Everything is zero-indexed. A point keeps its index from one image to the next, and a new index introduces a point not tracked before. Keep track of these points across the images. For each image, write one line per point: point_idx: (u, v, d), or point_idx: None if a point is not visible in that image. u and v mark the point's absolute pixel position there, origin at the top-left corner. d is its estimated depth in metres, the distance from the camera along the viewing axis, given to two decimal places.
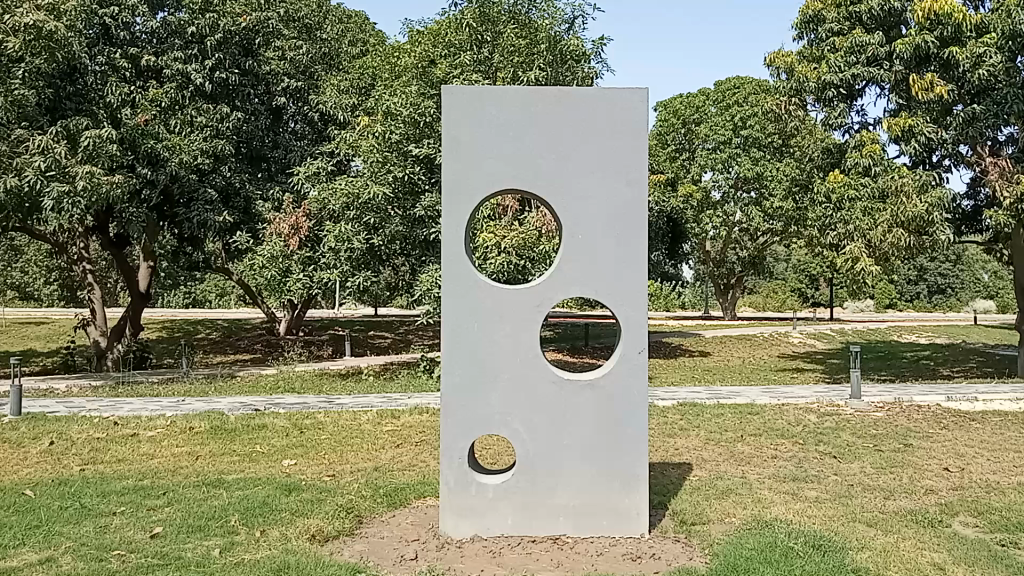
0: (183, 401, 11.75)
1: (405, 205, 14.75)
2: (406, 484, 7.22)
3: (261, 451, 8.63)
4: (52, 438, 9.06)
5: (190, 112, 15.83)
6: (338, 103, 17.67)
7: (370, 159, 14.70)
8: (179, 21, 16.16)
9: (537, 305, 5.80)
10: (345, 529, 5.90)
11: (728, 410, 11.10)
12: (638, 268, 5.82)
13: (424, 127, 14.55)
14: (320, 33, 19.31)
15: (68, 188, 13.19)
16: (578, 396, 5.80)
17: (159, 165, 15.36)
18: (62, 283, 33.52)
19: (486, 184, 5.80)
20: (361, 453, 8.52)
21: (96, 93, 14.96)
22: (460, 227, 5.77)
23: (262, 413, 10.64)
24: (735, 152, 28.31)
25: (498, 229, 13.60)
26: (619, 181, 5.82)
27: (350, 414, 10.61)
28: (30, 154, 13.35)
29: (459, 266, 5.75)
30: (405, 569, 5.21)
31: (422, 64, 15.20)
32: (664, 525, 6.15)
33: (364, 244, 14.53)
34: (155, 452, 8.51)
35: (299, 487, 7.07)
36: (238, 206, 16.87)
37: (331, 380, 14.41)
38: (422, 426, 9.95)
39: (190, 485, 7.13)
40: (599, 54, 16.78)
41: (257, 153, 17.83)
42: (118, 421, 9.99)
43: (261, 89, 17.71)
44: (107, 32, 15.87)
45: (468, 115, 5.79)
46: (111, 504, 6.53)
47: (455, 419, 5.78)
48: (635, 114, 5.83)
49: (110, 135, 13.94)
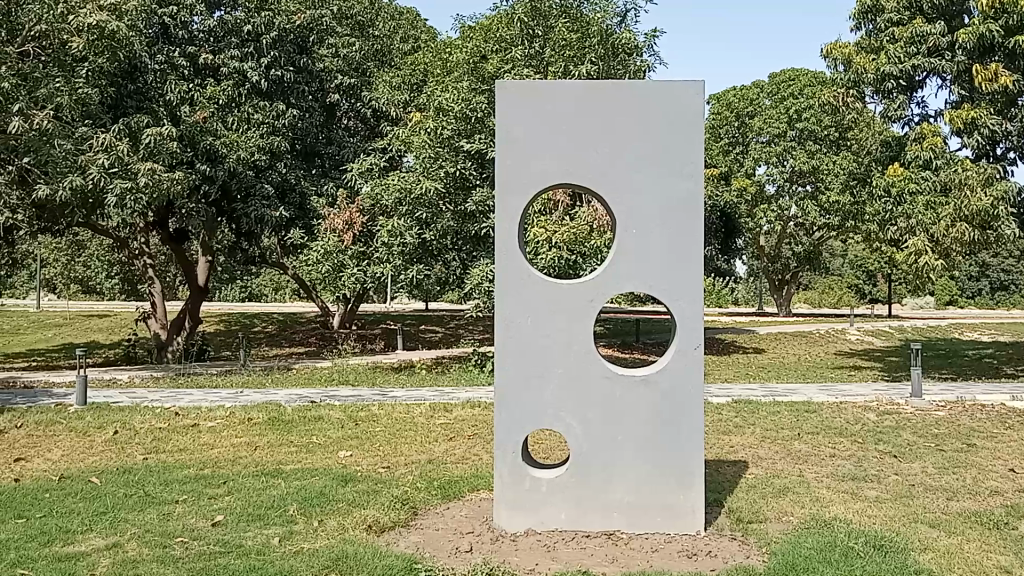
0: (241, 392, 11.95)
1: (456, 200, 14.77)
2: (460, 476, 7.26)
3: (318, 442, 8.76)
4: (116, 427, 9.29)
5: (247, 109, 16.01)
6: (390, 99, 17.63)
7: (422, 154, 14.78)
8: (235, 20, 16.42)
9: (590, 299, 5.76)
10: (400, 521, 5.95)
11: (784, 407, 10.91)
12: (694, 263, 5.74)
13: (476, 122, 14.61)
14: (371, 29, 19.18)
15: (131, 185, 13.76)
16: (632, 392, 5.76)
17: (218, 162, 15.78)
18: (123, 277, 34.42)
19: (539, 181, 5.80)
20: (415, 446, 8.58)
21: (155, 91, 15.60)
22: (513, 223, 5.78)
23: (318, 405, 10.81)
24: (790, 145, 27.86)
25: (549, 223, 13.56)
26: (675, 175, 5.75)
27: (404, 406, 10.71)
28: (95, 151, 13.95)
29: (513, 261, 5.77)
30: (461, 562, 5.23)
31: (473, 59, 15.26)
32: (720, 522, 6.09)
33: (416, 239, 14.68)
34: (215, 442, 8.69)
35: (355, 478, 7.16)
36: (293, 201, 17.00)
37: (384, 373, 14.55)
38: (474, 419, 9.99)
39: (250, 475, 7.27)
40: (651, 47, 16.58)
41: (312, 149, 17.81)
42: (179, 411, 10.22)
43: (315, 87, 17.82)
44: (166, 31, 16.22)
45: (523, 107, 5.79)
46: (174, 493, 6.67)
47: (509, 412, 5.80)
48: (691, 105, 5.76)
49: (171, 134, 14.50)
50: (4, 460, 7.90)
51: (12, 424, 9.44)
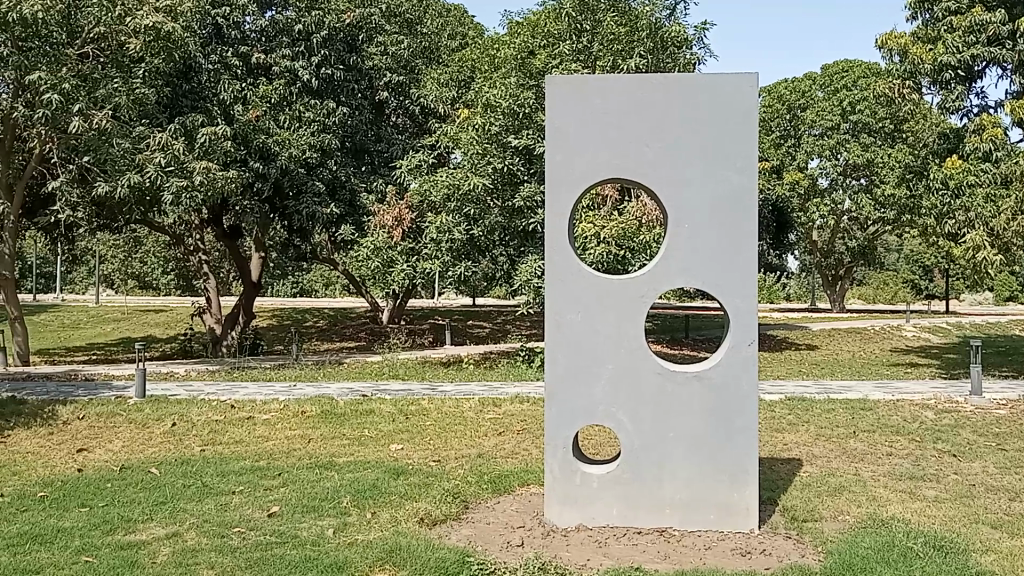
0: (294, 386, 12.14)
1: (505, 195, 14.81)
2: (510, 471, 7.27)
3: (370, 435, 8.86)
4: (174, 419, 9.51)
5: (298, 108, 16.36)
6: (438, 96, 17.68)
7: (470, 150, 14.81)
8: (286, 19, 16.69)
9: (641, 295, 5.72)
10: (452, 514, 5.98)
11: (839, 405, 10.71)
12: (747, 258, 5.66)
13: (524, 118, 14.58)
14: (420, 26, 19.26)
15: (186, 184, 13.95)
16: (684, 388, 5.71)
17: (270, 159, 16.03)
18: (179, 274, 35.21)
19: (589, 176, 5.77)
20: (466, 440, 8.62)
21: (209, 90, 15.90)
22: (563, 218, 5.77)
23: (369, 398, 10.94)
24: (843, 138, 27.36)
25: (597, 218, 13.48)
26: (728, 169, 5.68)
27: (454, 401, 10.76)
28: (151, 150, 14.16)
29: (563, 257, 5.76)
30: (513, 556, 5.24)
31: (521, 55, 15.20)
32: (774, 521, 6.00)
33: (465, 235, 14.76)
34: (269, 435, 8.84)
35: (407, 471, 7.23)
36: (343, 198, 17.17)
37: (433, 368, 14.63)
38: (523, 414, 10.00)
39: (303, 467, 7.38)
40: (701, 39, 16.43)
41: (361, 146, 17.97)
42: (235, 404, 10.41)
43: (364, 84, 17.97)
44: (219, 32, 16.55)
45: (572, 102, 5.77)
46: (230, 484, 6.81)
47: (559, 408, 5.79)
48: (743, 97, 5.68)
49: (224, 133, 14.78)
50: (68, 450, 8.14)
51: (74, 416, 9.73)
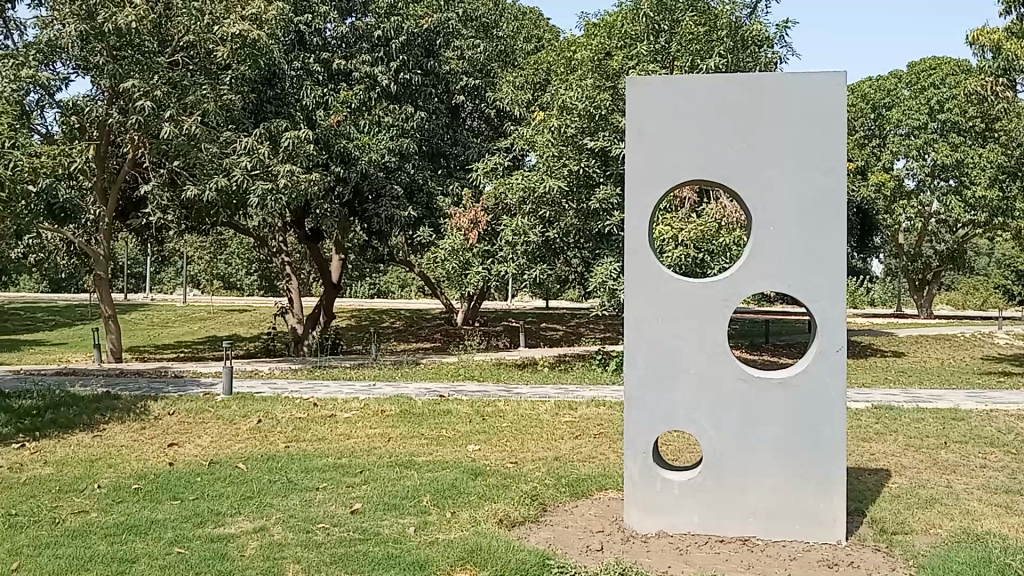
0: (374, 386, 12.36)
1: (580, 197, 14.65)
2: (589, 475, 7.25)
3: (448, 435, 8.94)
4: (259, 416, 9.78)
5: (377, 112, 16.61)
6: (514, 99, 17.81)
7: (546, 153, 14.85)
8: (366, 26, 17.00)
9: (724, 298, 5.63)
10: (531, 516, 5.99)
11: (928, 415, 10.34)
12: (834, 261, 5.52)
13: (600, 120, 14.35)
14: (497, 30, 19.38)
15: (272, 186, 14.39)
16: (768, 394, 5.59)
17: (351, 164, 16.41)
18: (262, 275, 36.17)
19: (670, 177, 5.71)
20: (542, 443, 8.62)
21: (292, 96, 16.31)
22: (644, 220, 5.73)
23: (447, 399, 11.04)
24: (931, 137, 26.52)
25: (675, 221, 13.33)
26: (815, 170, 5.55)
27: (530, 403, 10.79)
28: (238, 154, 14.70)
29: (643, 260, 5.71)
30: (593, 560, 5.22)
31: (599, 56, 15.13)
32: (862, 532, 5.84)
33: (540, 238, 14.86)
34: (351, 433, 9.01)
35: (485, 472, 7.27)
36: (421, 201, 17.42)
37: (508, 370, 14.70)
38: (600, 418, 9.95)
39: (384, 465, 7.49)
40: (783, 37, 16.06)
41: (438, 150, 18.16)
42: (317, 403, 10.64)
43: (441, 88, 18.07)
44: (301, 39, 16.96)
45: (653, 103, 5.73)
46: (314, 480, 6.96)
47: (640, 413, 5.74)
48: (830, 97, 5.54)
49: (307, 136, 15.16)
50: (159, 444, 8.44)
51: (165, 411, 10.09)
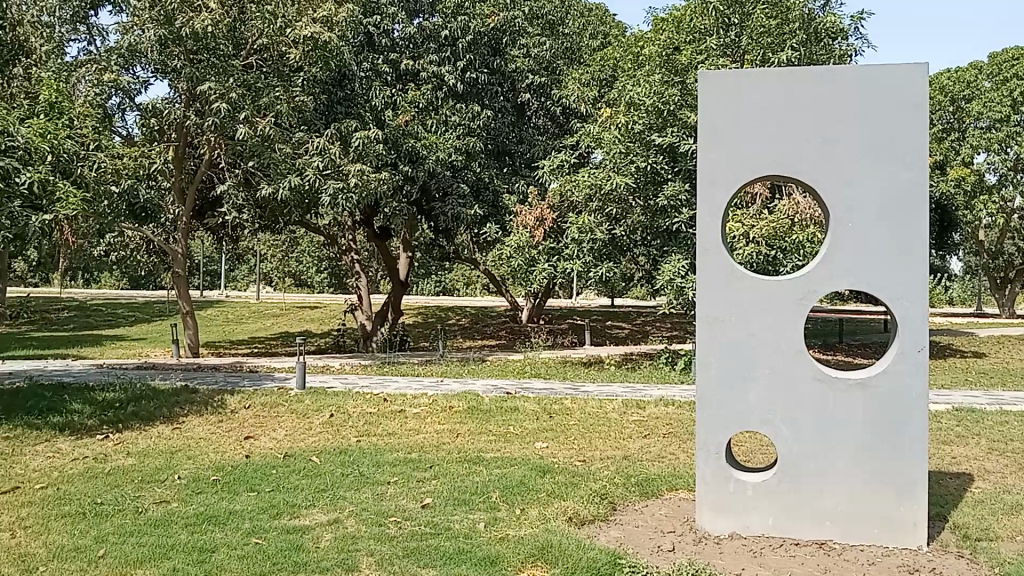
0: (442, 382, 12.49)
1: (648, 193, 14.48)
2: (658, 474, 7.19)
3: (516, 432, 8.97)
4: (331, 410, 9.96)
5: (445, 112, 16.80)
6: (580, 96, 17.59)
7: (613, 150, 14.74)
8: (434, 26, 17.18)
9: (801, 296, 5.53)
10: (600, 515, 5.97)
11: (1013, 418, 9.95)
12: (916, 258, 5.37)
13: (669, 115, 14.14)
14: (563, 28, 19.38)
15: (343, 185, 14.64)
16: (846, 395, 5.47)
17: (418, 163, 16.48)
18: (331, 273, 36.84)
19: (744, 173, 5.62)
20: (611, 441, 8.58)
21: (363, 97, 16.55)
22: (717, 217, 5.65)
23: (514, 396, 11.06)
24: (1014, 130, 25.66)
25: (746, 218, 13.11)
26: (896, 164, 5.39)
27: (597, 401, 10.75)
28: (311, 154, 15.00)
29: (716, 257, 5.64)
30: (665, 560, 5.18)
31: (666, 51, 15.08)
32: (944, 538, 5.66)
33: (607, 235, 14.79)
34: (420, 428, 9.12)
35: (553, 469, 7.26)
36: (487, 199, 17.54)
37: (575, 368, 14.68)
38: (669, 417, 9.85)
39: (453, 460, 7.56)
40: (858, 29, 15.62)
41: (503, 148, 18.14)
42: (387, 398, 10.80)
43: (507, 87, 18.16)
44: (370, 40, 17.25)
45: (726, 96, 5.64)
46: (385, 474, 7.06)
47: (712, 413, 5.67)
48: (910, 89, 5.38)
49: (377, 136, 15.29)
50: (236, 437, 8.68)
51: (241, 405, 10.36)
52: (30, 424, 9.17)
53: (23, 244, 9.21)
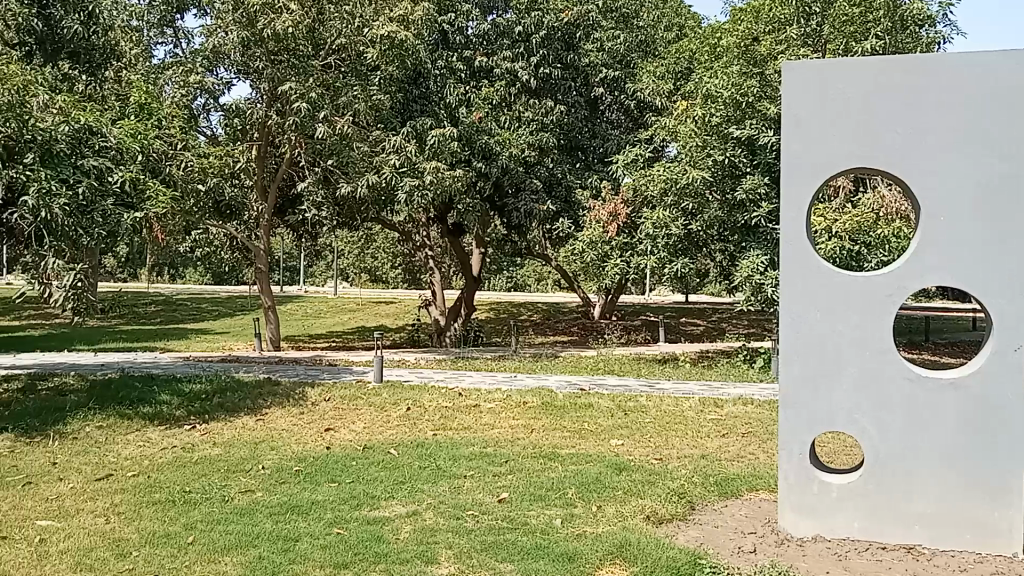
0: (516, 377, 12.53)
1: (725, 187, 14.27)
2: (738, 474, 7.06)
3: (591, 428, 8.93)
4: (408, 404, 10.10)
5: (518, 108, 16.92)
6: (655, 90, 17.47)
7: (689, 143, 14.55)
8: (507, 22, 17.27)
9: (890, 293, 5.35)
10: (679, 514, 5.91)
11: None
12: (1011, 253, 5.15)
13: (747, 107, 13.78)
14: (636, 20, 18.82)
15: (418, 182, 14.80)
16: (938, 396, 5.26)
17: (491, 159, 16.48)
18: (406, 268, 37.32)
19: (829, 166, 5.48)
20: (688, 440, 8.47)
21: (437, 94, 16.71)
22: (801, 212, 5.53)
23: (588, 393, 11.02)
24: None
25: (829, 211, 12.79)
26: (990, 156, 5.18)
27: (674, 399, 10.63)
28: (387, 152, 15.21)
29: (800, 253, 5.52)
30: (746, 562, 5.09)
31: (745, 42, 14.81)
32: None
33: (682, 230, 14.60)
34: (495, 423, 9.16)
35: (630, 467, 7.21)
36: (560, 195, 17.61)
37: (650, 365, 14.54)
38: (748, 417, 9.67)
39: (529, 456, 7.58)
40: (946, 15, 15.05)
41: (576, 143, 18.19)
42: (462, 393, 10.89)
43: (580, 82, 18.11)
44: (445, 38, 17.40)
45: (810, 87, 5.50)
46: (461, 468, 7.12)
47: (796, 412, 5.54)
48: (1006, 77, 5.15)
49: (452, 133, 15.40)
50: (316, 429, 8.87)
51: (321, 397, 10.59)
52: (123, 413, 9.55)
53: (115, 241, 9.56)
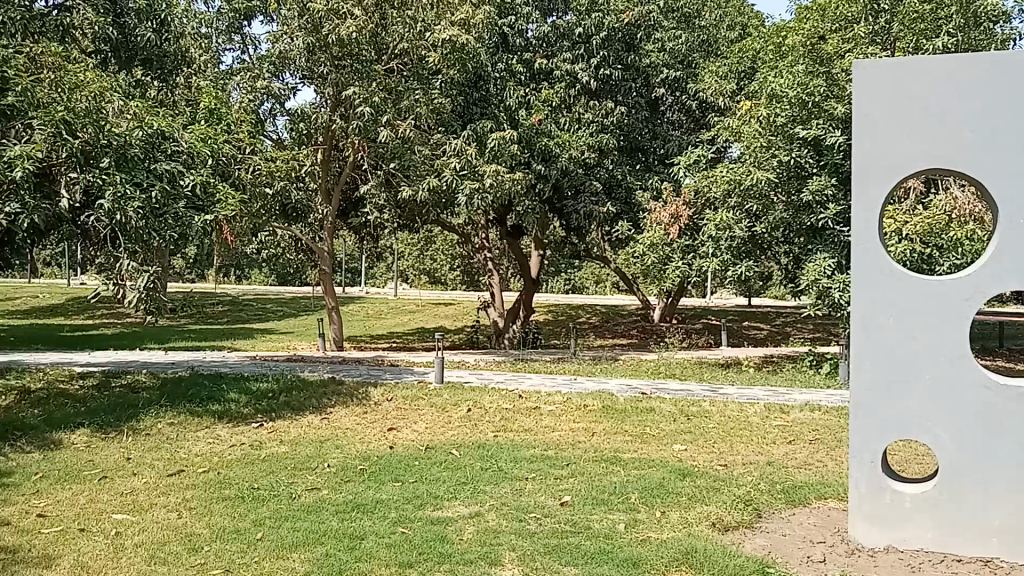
0: (576, 380, 12.48)
1: (791, 188, 13.95)
2: (805, 482, 6.92)
3: (653, 433, 8.85)
4: (469, 405, 10.15)
5: (578, 110, 16.73)
6: (718, 90, 17.21)
7: (754, 144, 14.33)
8: (567, 24, 17.23)
9: (966, 297, 5.18)
10: (745, 521, 5.81)
11: None
12: None
13: (814, 107, 13.40)
14: (699, 20, 18.70)
15: (479, 185, 14.86)
16: (1017, 403, 5.09)
17: (551, 161, 16.48)
18: (464, 270, 37.52)
19: (902, 166, 5.32)
20: (754, 446, 8.34)
21: (497, 97, 16.77)
22: (873, 214, 5.39)
23: (650, 397, 10.92)
24: None
25: (899, 213, 12.45)
26: None
27: (737, 405, 10.47)
28: (448, 155, 15.31)
29: (872, 256, 5.38)
30: (816, 572, 4.98)
31: (811, 41, 14.38)
32: None
33: (746, 232, 14.39)
34: (555, 426, 9.14)
35: (693, 473, 7.12)
36: (620, 197, 17.45)
37: (712, 369, 14.35)
38: (814, 423, 9.47)
39: (591, 459, 7.54)
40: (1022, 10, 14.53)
41: (637, 145, 18.04)
42: (522, 395, 10.89)
43: (640, 82, 17.92)
44: (505, 40, 17.46)
45: (882, 86, 5.35)
46: (523, 470, 7.12)
47: (868, 419, 5.40)
48: None
49: (512, 136, 15.41)
50: (379, 429, 8.97)
51: (383, 397, 10.71)
52: (192, 411, 9.80)
53: (185, 243, 9.80)
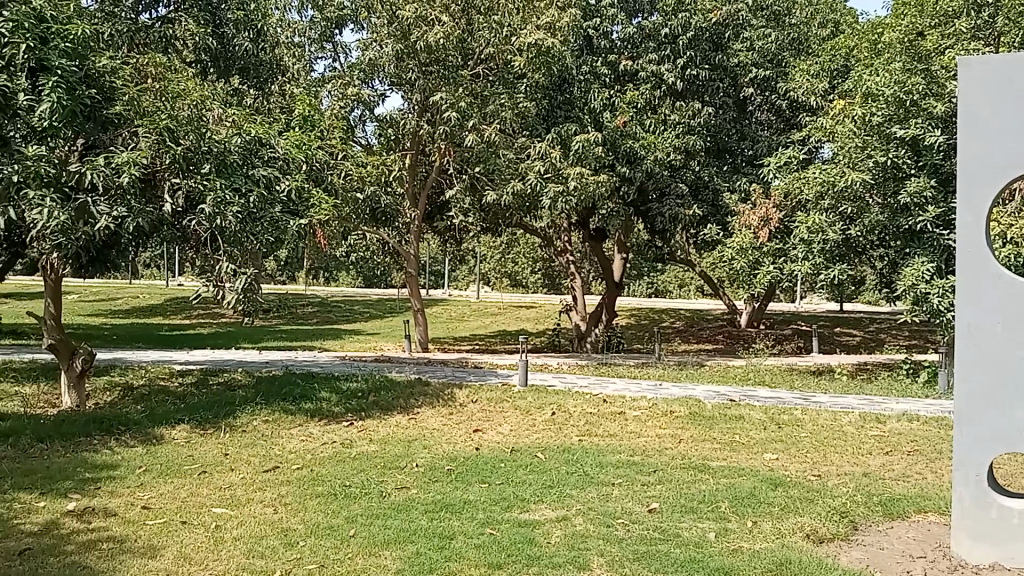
0: (661, 385, 12.34)
1: (887, 190, 13.44)
2: (904, 495, 6.67)
3: (742, 441, 8.68)
4: (553, 409, 10.15)
5: (664, 111, 16.62)
6: (810, 89, 16.79)
7: (848, 145, 13.92)
8: (653, 25, 16.95)
9: None
10: (841, 534, 5.65)
11: None
12: None
13: (912, 106, 12.92)
14: (789, 18, 18.15)
15: (563, 189, 14.86)
16: None
17: (636, 164, 16.34)
18: (546, 273, 37.52)
19: (1011, 167, 5.08)
20: (848, 457, 8.09)
21: (581, 99, 16.71)
22: (978, 217, 5.17)
23: (737, 404, 10.72)
24: None
25: (1004, 216, 11.90)
26: None
27: (830, 413, 10.17)
28: (532, 159, 15.35)
29: (978, 260, 5.17)
30: None
31: (910, 37, 13.85)
32: None
33: (840, 235, 14.00)
34: (641, 431, 9.05)
35: (785, 483, 6.95)
36: (706, 199, 17.17)
37: (802, 376, 13.99)
38: (913, 434, 9.12)
39: (678, 467, 7.44)
40: None
41: (724, 146, 17.83)
42: (607, 399, 10.84)
43: (728, 82, 17.66)
44: (590, 43, 17.52)
45: (988, 82, 5.13)
46: (609, 476, 7.08)
47: (973, 429, 5.18)
48: None
49: (597, 139, 15.28)
50: (465, 430, 9.06)
51: (468, 399, 10.80)
52: (286, 409, 10.09)
53: (279, 246, 10.10)
